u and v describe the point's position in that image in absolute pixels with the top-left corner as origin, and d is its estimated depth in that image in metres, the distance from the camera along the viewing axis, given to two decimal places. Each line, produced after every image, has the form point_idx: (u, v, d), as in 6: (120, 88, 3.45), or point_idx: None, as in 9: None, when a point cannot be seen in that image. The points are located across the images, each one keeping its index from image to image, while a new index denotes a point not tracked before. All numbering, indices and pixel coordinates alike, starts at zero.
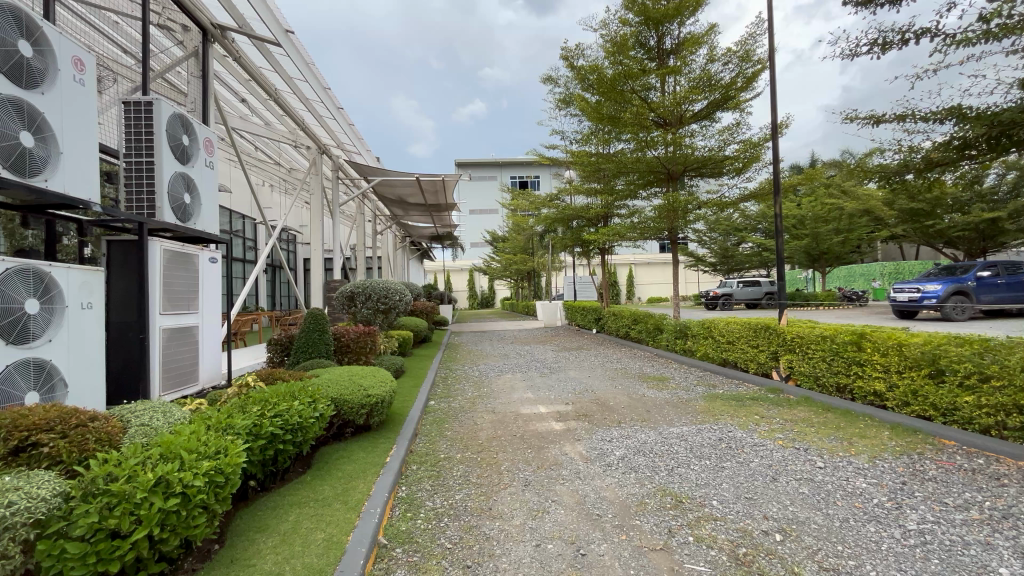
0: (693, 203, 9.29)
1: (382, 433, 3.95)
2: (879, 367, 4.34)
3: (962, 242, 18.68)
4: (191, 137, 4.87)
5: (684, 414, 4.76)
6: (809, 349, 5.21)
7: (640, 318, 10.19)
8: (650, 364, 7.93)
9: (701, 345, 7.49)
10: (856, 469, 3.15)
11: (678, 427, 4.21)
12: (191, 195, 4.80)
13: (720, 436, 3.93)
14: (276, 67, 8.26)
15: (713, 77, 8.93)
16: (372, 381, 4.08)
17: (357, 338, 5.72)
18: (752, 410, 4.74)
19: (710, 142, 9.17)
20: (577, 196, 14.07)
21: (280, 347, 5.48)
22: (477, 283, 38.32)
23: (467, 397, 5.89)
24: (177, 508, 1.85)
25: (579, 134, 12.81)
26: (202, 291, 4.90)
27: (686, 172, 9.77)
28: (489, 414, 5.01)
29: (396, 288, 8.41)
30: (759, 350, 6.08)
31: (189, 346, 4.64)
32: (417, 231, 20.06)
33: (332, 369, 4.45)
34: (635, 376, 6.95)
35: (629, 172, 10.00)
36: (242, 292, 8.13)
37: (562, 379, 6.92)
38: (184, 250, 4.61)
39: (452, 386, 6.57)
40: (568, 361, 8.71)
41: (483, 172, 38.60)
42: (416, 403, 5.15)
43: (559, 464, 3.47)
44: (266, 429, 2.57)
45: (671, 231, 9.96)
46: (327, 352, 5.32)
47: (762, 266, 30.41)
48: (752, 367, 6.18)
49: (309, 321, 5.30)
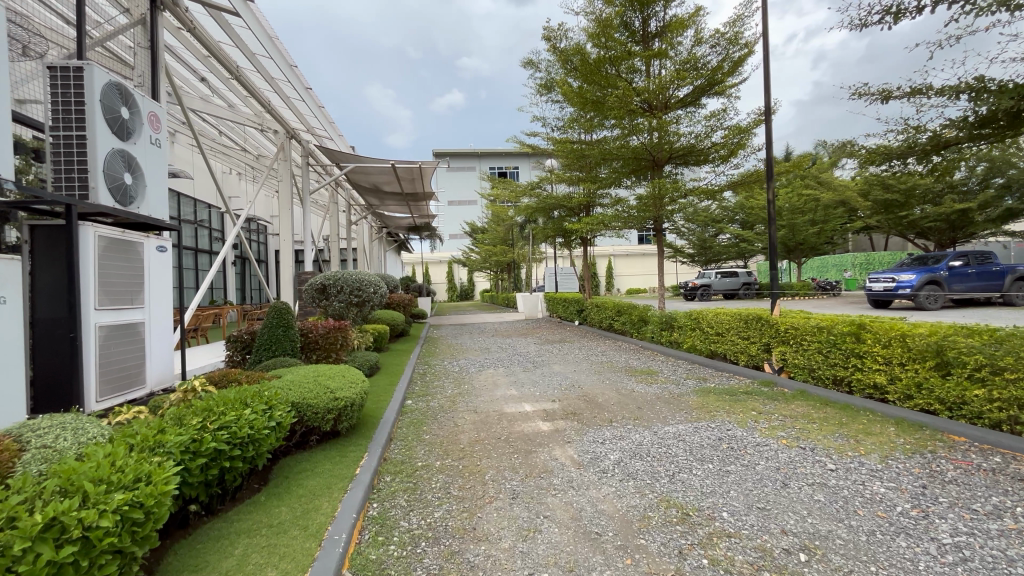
0: (679, 191, 9.05)
1: (351, 440, 3.55)
2: (880, 359, 4.14)
3: (933, 233, 19.06)
4: (131, 110, 4.33)
5: (678, 410, 4.49)
6: (804, 340, 5.01)
7: (625, 309, 9.95)
8: (636, 357, 7.69)
9: (689, 338, 7.27)
10: (870, 471, 2.91)
11: (673, 426, 3.93)
12: (132, 175, 4.28)
13: (720, 435, 3.67)
14: (236, 41, 7.65)
15: (699, 61, 8.72)
16: (340, 381, 3.67)
17: (327, 333, 5.27)
18: (749, 406, 4.50)
19: (696, 128, 8.89)
20: (559, 185, 13.74)
21: (240, 344, 4.99)
22: (456, 275, 37.78)
23: (447, 395, 5.52)
24: (76, 559, 1.46)
25: (561, 121, 12.44)
26: (148, 284, 4.39)
27: (672, 159, 9.52)
28: (470, 414, 4.66)
29: (370, 280, 7.95)
30: (750, 341, 5.87)
31: (134, 345, 4.15)
32: (394, 221, 19.46)
33: (296, 369, 4.02)
34: (623, 370, 6.69)
35: (614, 159, 9.70)
36: (205, 282, 7.58)
37: (546, 374, 6.60)
38: (125, 237, 4.10)
39: (430, 383, 6.19)
40: (551, 354, 8.42)
41: (462, 162, 37.95)
42: (392, 403, 4.75)
43: (548, 471, 3.14)
44: (207, 445, 2.16)
45: (656, 219, 9.71)
46: (292, 350, 4.86)
47: (740, 257, 30.74)
48: (743, 360, 5.98)
49: (272, 315, 4.84)
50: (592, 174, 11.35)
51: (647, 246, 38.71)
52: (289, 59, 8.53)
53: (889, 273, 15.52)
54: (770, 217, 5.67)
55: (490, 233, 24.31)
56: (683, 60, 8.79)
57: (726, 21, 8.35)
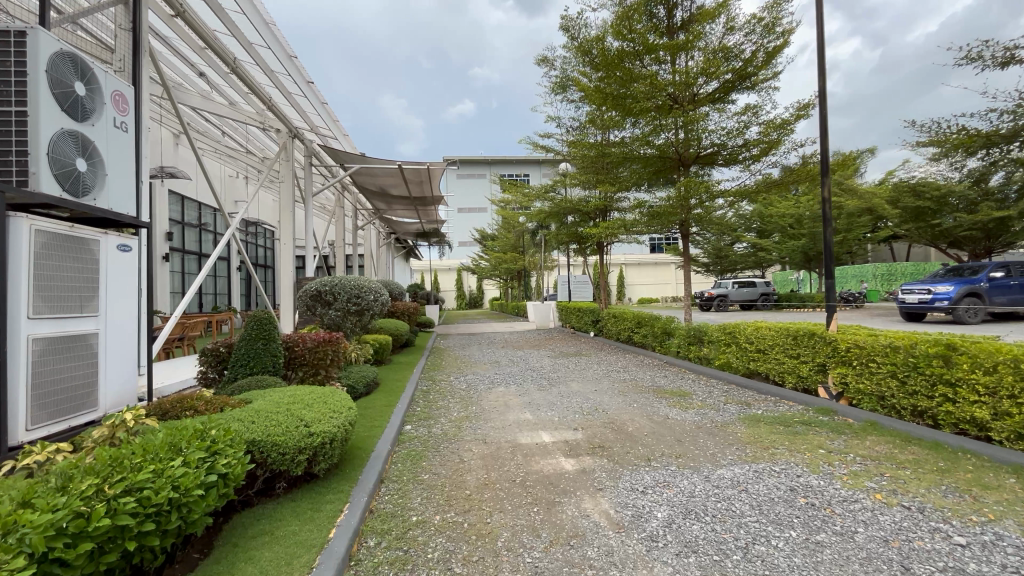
0: (707, 193, 8.34)
1: (332, 485, 2.86)
2: (981, 389, 3.39)
3: (966, 242, 18.09)
4: (89, 87, 3.72)
5: (728, 446, 3.77)
6: (873, 362, 4.25)
7: (646, 321, 9.24)
8: (662, 375, 6.96)
9: (722, 354, 6.55)
10: (1019, 551, 2.15)
11: (727, 469, 3.21)
12: (88, 161, 3.67)
13: (791, 484, 2.93)
14: (232, 28, 7.11)
15: (732, 50, 8.06)
16: (319, 409, 3.02)
17: (316, 347, 4.57)
18: (813, 442, 3.74)
19: (728, 123, 8.16)
20: (574, 189, 13.12)
21: (215, 359, 4.33)
22: (464, 283, 37.23)
23: (452, 419, 4.83)
24: None
25: (577, 122, 11.86)
26: (105, 287, 3.75)
27: (698, 159, 8.85)
28: (479, 446, 3.96)
29: (370, 286, 7.31)
30: (799, 361, 5.13)
31: (83, 361, 3.51)
32: (402, 227, 18.95)
33: (272, 393, 3.35)
34: (650, 390, 5.97)
35: (635, 159, 9.06)
36: (196, 283, 7.10)
37: (564, 394, 5.90)
38: (74, 232, 3.47)
39: (434, 403, 5.49)
40: (567, 369, 7.74)
41: (473, 169, 37.62)
42: (387, 431, 4.06)
43: (580, 537, 2.42)
44: (98, 522, 1.49)
45: (681, 224, 9.04)
46: (274, 367, 4.20)
47: (757, 266, 29.87)
48: (790, 382, 5.23)
49: (251, 327, 4.20)
50: (610, 176, 10.71)
51: (660, 256, 37.94)
52: (288, 50, 8.00)
53: (923, 285, 14.57)
54: (824, 218, 4.92)
55: (500, 240, 23.75)
56: (713, 50, 8.12)
57: (762, 6, 7.66)
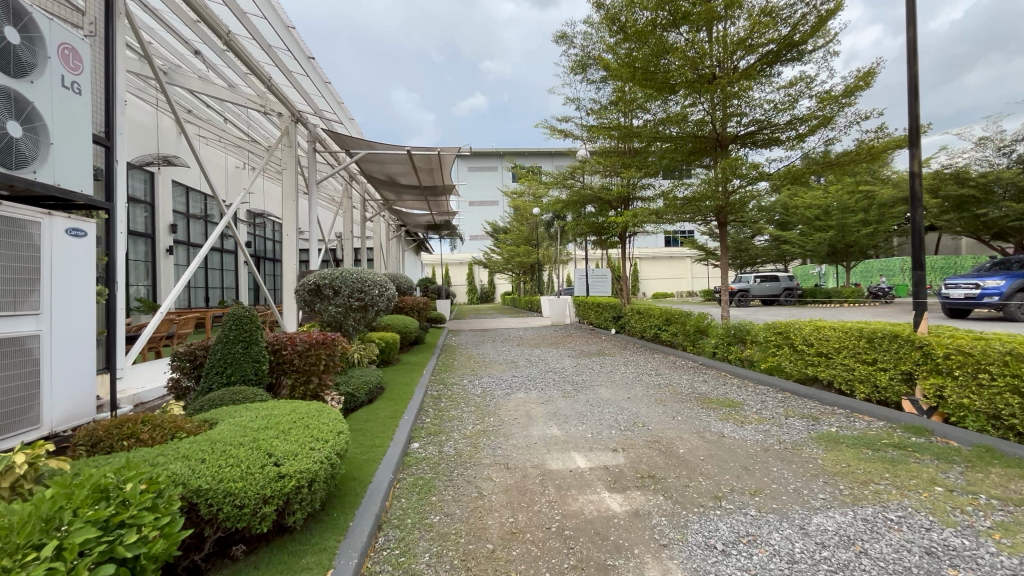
0: (747, 176, 7.50)
1: (312, 540, 2.18)
2: None
3: (1014, 233, 16.92)
4: (26, 36, 3.02)
5: (812, 478, 3.02)
6: (983, 373, 3.46)
7: (675, 318, 8.50)
8: (702, 379, 6.21)
9: (772, 357, 5.79)
10: None
11: (828, 519, 2.46)
12: (24, 126, 3.00)
13: (929, 549, 2.17)
14: None
15: (777, 14, 7.17)
16: (297, 436, 2.32)
17: (307, 351, 3.88)
18: (923, 475, 2.97)
19: (772, 97, 7.27)
20: (594, 177, 12.31)
21: (188, 365, 3.68)
22: (476, 277, 36.66)
23: (467, 433, 4.15)
24: None
25: (597, 104, 11.08)
26: (49, 281, 3.09)
27: (737, 138, 7.96)
28: (502, 472, 3.26)
29: (376, 280, 6.61)
30: (876, 368, 4.35)
31: (20, 370, 2.87)
32: (412, 219, 18.27)
33: (245, 412, 2.68)
34: (692, 398, 5.23)
35: (665, 141, 8.27)
36: (190, 266, 6.56)
37: (592, 403, 5.18)
38: (5, 212, 2.80)
39: (446, 413, 4.81)
40: (593, 371, 7.01)
41: (484, 161, 36.85)
42: (391, 454, 3.38)
43: None
44: None
45: (717, 212, 8.22)
46: (255, 374, 3.54)
47: (779, 260, 28.79)
48: (863, 392, 4.47)
49: (229, 327, 3.54)
50: (636, 161, 9.92)
51: (676, 249, 36.93)
52: (287, 22, 7.30)
53: (970, 279, 13.48)
54: (912, 195, 4.09)
55: (512, 233, 23.00)
56: (758, 13, 7.21)
57: None
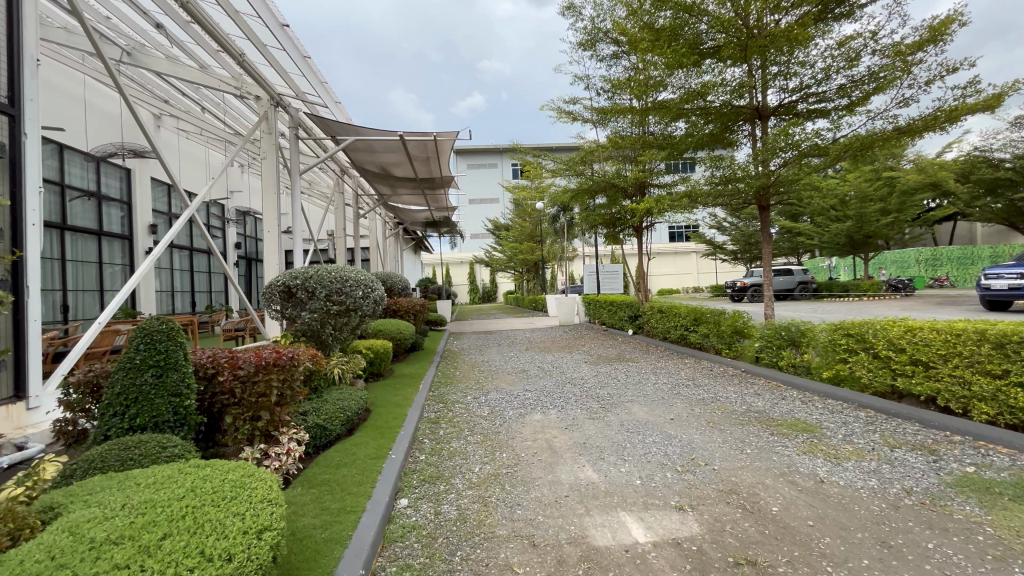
0: (791, 153, 6.46)
1: None
2: None
3: None
4: None
5: (1004, 569, 1.97)
6: None
7: (706, 318, 7.47)
8: (752, 392, 5.16)
9: (840, 365, 4.76)
10: None
11: None
12: None
13: None
14: None
15: None
16: (170, 559, 1.29)
17: (253, 377, 2.83)
18: None
19: (826, 56, 6.19)
20: (604, 165, 11.24)
21: (89, 399, 2.66)
22: (477, 276, 35.64)
23: (475, 479, 3.12)
24: None
25: (608, 83, 10.01)
26: None
27: (776, 111, 6.92)
28: (527, 557, 2.21)
29: (359, 279, 5.54)
30: (1011, 384, 3.35)
31: None
32: (408, 215, 17.20)
33: (110, 495, 1.64)
34: (754, 420, 4.19)
35: (691, 116, 7.19)
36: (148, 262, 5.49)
37: (627, 427, 4.14)
38: None
39: (447, 446, 3.77)
40: (618, 382, 5.96)
41: (483, 158, 35.82)
42: (363, 527, 2.34)
43: None
44: None
45: (757, 196, 7.12)
46: (173, 413, 2.52)
47: (792, 253, 27.65)
48: (986, 414, 3.48)
49: (137, 347, 2.50)
50: (653, 142, 8.88)
51: (682, 244, 35.84)
52: None
53: (1014, 269, 12.34)
54: None
55: (514, 229, 21.92)
56: None
57: None
